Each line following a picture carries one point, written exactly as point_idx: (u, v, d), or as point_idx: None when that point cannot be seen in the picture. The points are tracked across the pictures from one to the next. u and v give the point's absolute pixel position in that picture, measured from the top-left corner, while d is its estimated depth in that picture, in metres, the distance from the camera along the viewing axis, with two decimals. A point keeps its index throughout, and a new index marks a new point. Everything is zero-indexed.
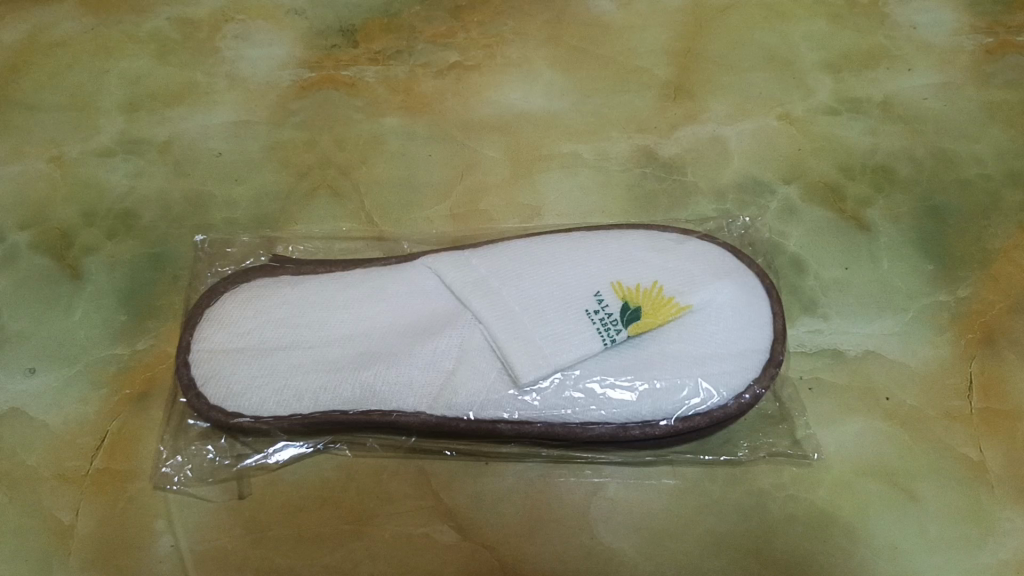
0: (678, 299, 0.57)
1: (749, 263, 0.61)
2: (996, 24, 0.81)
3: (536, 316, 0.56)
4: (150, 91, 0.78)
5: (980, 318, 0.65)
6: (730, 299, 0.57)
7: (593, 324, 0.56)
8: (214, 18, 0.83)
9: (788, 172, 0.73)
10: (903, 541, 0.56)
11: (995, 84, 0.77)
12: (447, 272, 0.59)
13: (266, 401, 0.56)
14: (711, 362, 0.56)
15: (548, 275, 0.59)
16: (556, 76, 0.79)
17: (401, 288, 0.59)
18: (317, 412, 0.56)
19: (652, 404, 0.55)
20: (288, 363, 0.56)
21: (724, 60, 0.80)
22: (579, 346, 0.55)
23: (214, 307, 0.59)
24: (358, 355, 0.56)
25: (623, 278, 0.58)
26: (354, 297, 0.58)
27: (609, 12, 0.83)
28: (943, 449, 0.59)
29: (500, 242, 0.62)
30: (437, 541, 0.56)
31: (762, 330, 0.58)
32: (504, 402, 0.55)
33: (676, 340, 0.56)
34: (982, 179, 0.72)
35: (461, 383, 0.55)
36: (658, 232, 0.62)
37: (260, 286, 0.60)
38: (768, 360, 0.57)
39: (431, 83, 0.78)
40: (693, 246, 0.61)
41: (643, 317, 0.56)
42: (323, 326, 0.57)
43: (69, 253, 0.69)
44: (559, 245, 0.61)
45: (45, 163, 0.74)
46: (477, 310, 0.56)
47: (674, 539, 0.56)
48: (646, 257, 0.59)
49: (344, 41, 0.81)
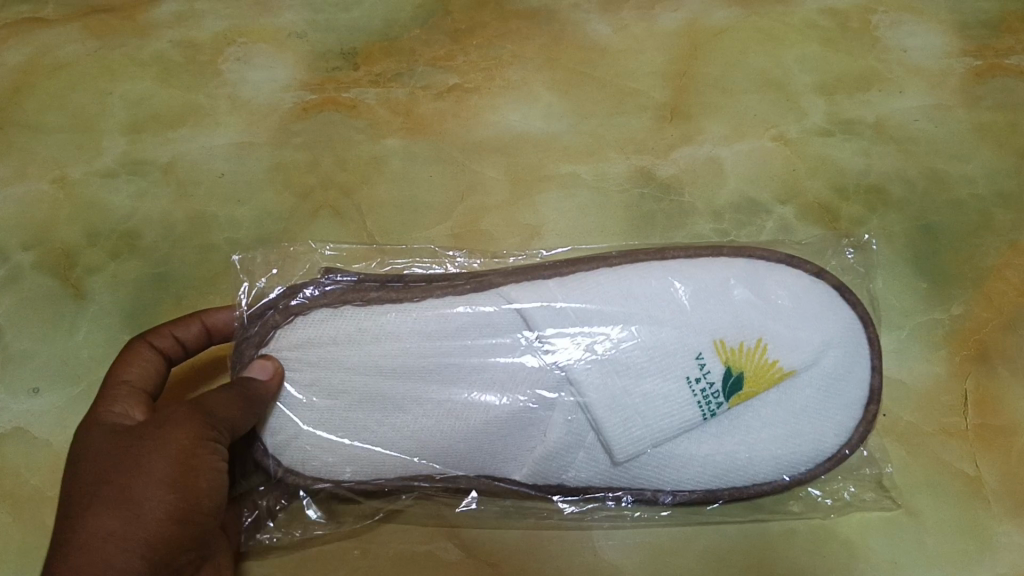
0: (782, 363, 0.55)
1: (854, 302, 0.58)
2: (985, 48, 0.82)
3: (638, 382, 0.54)
4: (152, 113, 0.79)
5: (973, 336, 0.66)
6: (836, 362, 0.56)
7: (694, 395, 0.54)
8: (216, 41, 0.84)
9: (782, 192, 0.74)
10: (899, 557, 0.58)
11: (985, 106, 0.79)
12: (542, 321, 0.55)
13: (338, 459, 0.54)
14: (798, 434, 0.56)
15: (650, 323, 0.55)
16: (554, 98, 0.80)
17: (494, 341, 0.55)
18: (392, 480, 0.54)
19: (744, 466, 0.55)
20: (365, 426, 0.54)
21: (719, 83, 0.81)
22: (684, 418, 0.54)
23: (279, 344, 0.55)
24: (454, 420, 0.54)
25: (726, 335, 0.55)
26: (439, 342, 0.55)
27: (605, 36, 0.84)
28: (940, 466, 0.61)
29: (591, 268, 0.58)
30: (441, 559, 0.59)
31: (856, 391, 0.57)
32: (604, 472, 0.55)
33: (772, 408, 0.55)
34: (974, 199, 0.74)
35: (569, 460, 0.55)
36: (762, 264, 0.59)
37: (322, 323, 0.55)
38: (864, 415, 0.57)
39: (431, 104, 0.80)
40: (795, 287, 0.57)
41: (745, 386, 0.54)
42: (405, 393, 0.54)
43: (73, 274, 0.71)
44: (655, 282, 0.57)
45: (48, 184, 0.75)
46: (580, 378, 0.54)
47: (675, 556, 0.59)
48: (750, 306, 0.56)
49: (346, 64, 0.82)
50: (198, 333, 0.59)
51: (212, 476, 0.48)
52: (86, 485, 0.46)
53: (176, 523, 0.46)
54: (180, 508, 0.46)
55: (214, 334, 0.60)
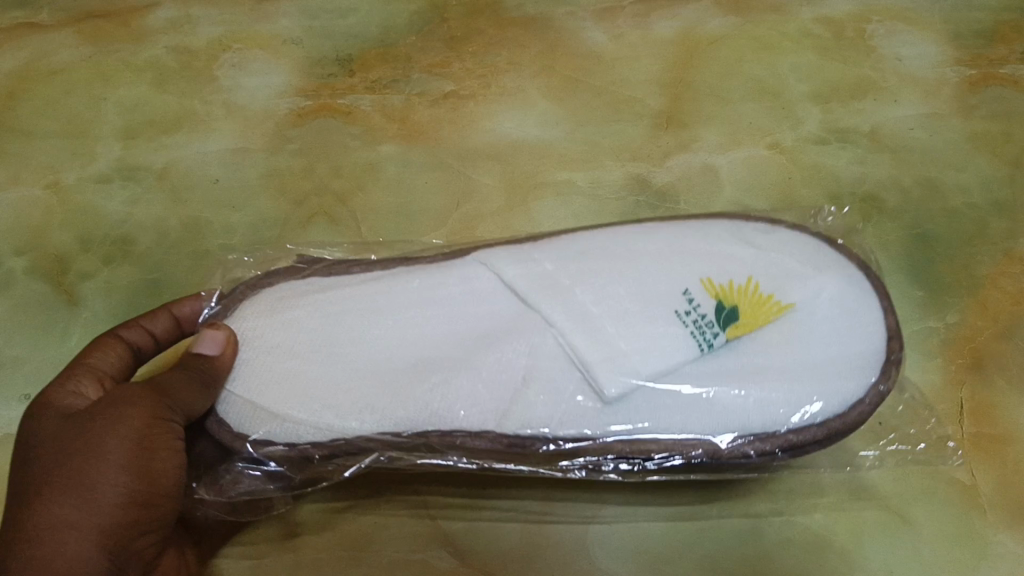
0: (778, 296, 0.52)
1: (849, 252, 0.55)
2: (979, 57, 0.82)
3: (617, 320, 0.51)
4: (147, 118, 0.79)
5: (969, 344, 0.66)
6: (836, 295, 0.53)
7: (685, 326, 0.51)
8: (211, 47, 0.83)
9: (778, 200, 0.74)
10: (897, 566, 0.58)
11: (980, 115, 0.79)
12: (505, 268, 0.53)
13: (289, 422, 0.50)
14: (815, 371, 0.51)
15: (626, 272, 0.53)
16: (549, 106, 0.80)
17: (455, 288, 0.53)
18: (343, 442, 0.50)
19: (757, 413, 0.50)
20: (317, 386, 0.51)
21: (715, 91, 0.81)
22: (679, 350, 0.50)
23: (232, 315, 0.54)
24: (413, 364, 0.51)
25: (712, 275, 0.53)
26: (401, 300, 0.53)
27: (601, 43, 0.84)
28: (936, 475, 0.61)
29: (560, 237, 0.57)
30: (435, 567, 0.59)
31: (870, 326, 0.52)
32: (594, 419, 0.50)
33: (778, 343, 0.51)
34: (968, 208, 0.74)
35: (533, 401, 0.50)
36: (745, 223, 0.57)
37: (284, 290, 0.55)
38: (887, 358, 0.52)
39: (426, 111, 0.80)
40: (783, 234, 0.56)
41: (741, 318, 0.51)
42: (363, 339, 0.52)
43: (66, 280, 0.70)
44: (634, 238, 0.56)
45: (42, 189, 0.75)
46: (547, 313, 0.51)
47: (671, 565, 0.58)
48: (736, 250, 0.54)
49: (341, 71, 0.82)
50: (168, 324, 0.58)
51: (168, 456, 0.49)
52: (38, 468, 0.46)
53: (135, 508, 0.47)
54: (138, 494, 0.47)
55: (184, 325, 0.58)
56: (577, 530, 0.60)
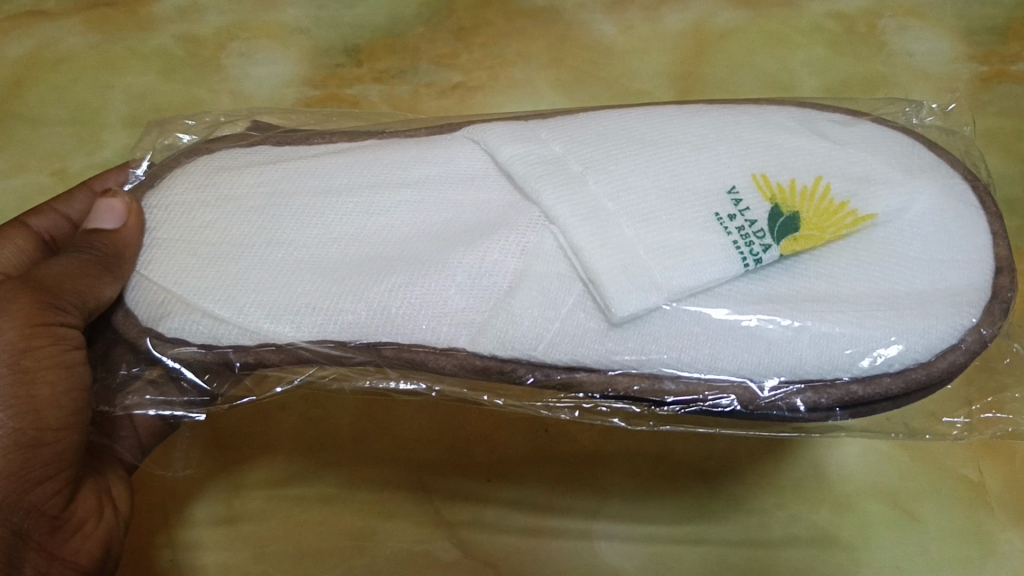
0: (853, 206, 0.46)
1: (947, 158, 0.50)
2: (992, 53, 0.81)
3: (639, 218, 0.45)
4: (153, 106, 0.79)
5: None
6: (931, 207, 0.46)
7: (728, 235, 0.45)
8: (219, 35, 0.83)
9: None
10: (903, 562, 0.57)
11: (991, 112, 0.78)
12: (500, 147, 0.49)
13: (208, 319, 0.46)
14: (896, 303, 0.44)
15: (653, 157, 0.48)
16: (557, 98, 0.80)
17: (434, 169, 0.50)
18: (272, 349, 0.46)
19: (814, 354, 0.43)
20: (249, 279, 0.47)
21: (723, 85, 0.80)
22: (717, 263, 0.44)
23: (156, 188, 0.52)
24: (369, 257, 0.48)
25: (768, 171, 0.47)
26: (363, 183, 0.50)
27: (610, 35, 0.84)
28: (944, 472, 0.60)
29: (573, 115, 0.52)
30: (438, 558, 0.59)
31: (975, 253, 0.46)
32: (595, 343, 0.44)
33: (845, 261, 0.45)
34: None
35: (520, 311, 0.44)
36: (818, 112, 0.52)
37: (220, 165, 0.52)
38: (993, 296, 0.45)
39: (433, 102, 0.79)
40: (866, 128, 0.50)
41: (801, 229, 0.45)
42: (311, 222, 0.49)
43: None
44: (677, 125, 0.50)
45: (48, 177, 0.76)
46: (548, 206, 0.45)
47: (676, 560, 0.58)
48: (806, 141, 0.48)
49: (349, 61, 0.82)
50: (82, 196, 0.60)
51: (55, 376, 0.45)
52: None
53: (14, 450, 0.44)
54: (19, 434, 0.44)
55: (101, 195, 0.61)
56: (580, 523, 0.59)
